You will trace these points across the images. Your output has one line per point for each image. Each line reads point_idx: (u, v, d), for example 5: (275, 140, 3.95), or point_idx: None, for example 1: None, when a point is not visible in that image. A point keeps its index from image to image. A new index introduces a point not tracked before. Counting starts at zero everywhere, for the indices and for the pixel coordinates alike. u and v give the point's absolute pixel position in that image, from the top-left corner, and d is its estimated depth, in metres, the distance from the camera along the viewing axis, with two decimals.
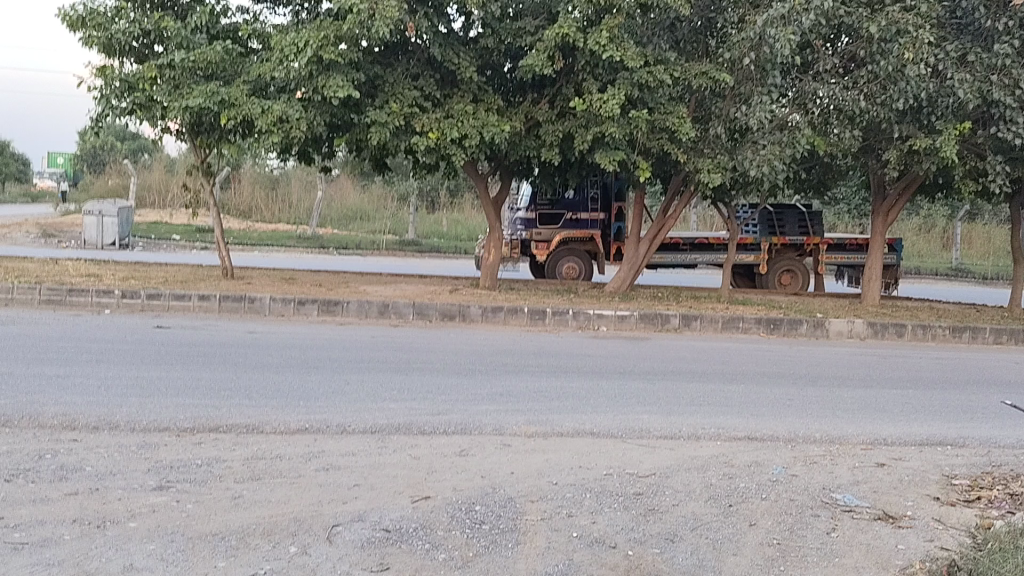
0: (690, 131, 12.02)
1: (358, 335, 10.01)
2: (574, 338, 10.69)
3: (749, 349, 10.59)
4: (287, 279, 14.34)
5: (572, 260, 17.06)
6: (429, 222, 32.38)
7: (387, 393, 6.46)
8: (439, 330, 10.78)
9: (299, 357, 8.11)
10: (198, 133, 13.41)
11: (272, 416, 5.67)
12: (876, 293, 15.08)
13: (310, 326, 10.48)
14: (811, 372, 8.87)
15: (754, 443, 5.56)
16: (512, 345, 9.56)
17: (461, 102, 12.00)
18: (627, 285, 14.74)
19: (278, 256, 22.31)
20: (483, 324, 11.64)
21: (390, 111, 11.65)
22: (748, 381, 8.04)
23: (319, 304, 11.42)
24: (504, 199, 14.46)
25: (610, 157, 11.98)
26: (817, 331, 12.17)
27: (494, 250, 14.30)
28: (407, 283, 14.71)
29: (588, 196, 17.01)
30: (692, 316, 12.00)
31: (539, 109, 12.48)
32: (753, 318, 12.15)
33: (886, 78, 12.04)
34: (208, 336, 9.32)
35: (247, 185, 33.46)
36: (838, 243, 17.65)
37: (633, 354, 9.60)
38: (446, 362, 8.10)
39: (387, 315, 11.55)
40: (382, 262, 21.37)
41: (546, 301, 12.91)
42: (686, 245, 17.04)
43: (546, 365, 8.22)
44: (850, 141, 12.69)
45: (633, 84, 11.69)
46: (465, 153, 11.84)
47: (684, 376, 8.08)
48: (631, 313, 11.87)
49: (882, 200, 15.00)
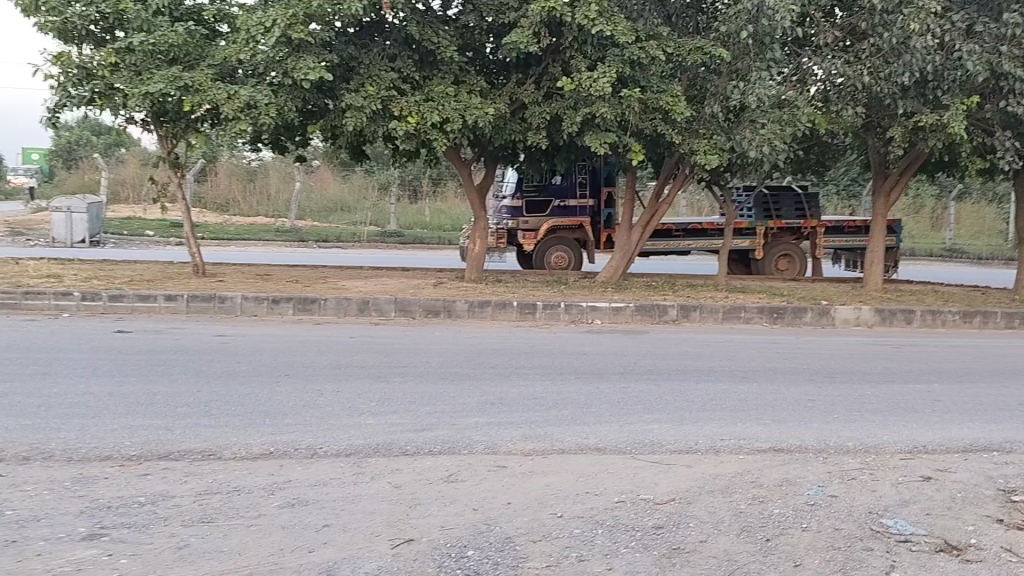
0: (685, 111, 11.34)
1: (336, 336, 9.30)
2: (567, 334, 10.03)
3: (755, 342, 9.96)
4: (262, 275, 13.60)
5: (561, 249, 16.39)
6: (411, 213, 31.59)
7: (365, 406, 5.76)
8: (424, 328, 10.09)
9: (269, 363, 7.40)
10: (163, 121, 12.62)
11: (233, 438, 4.95)
12: (879, 278, 14.50)
13: (285, 327, 9.77)
14: (825, 367, 8.26)
15: (782, 457, 4.91)
16: (503, 344, 8.87)
17: (442, 84, 11.27)
18: (620, 274, 14.09)
19: (254, 250, 21.48)
20: (470, 321, 10.95)
21: (366, 94, 10.90)
22: (761, 379, 7.41)
23: (294, 303, 10.70)
24: (489, 186, 13.75)
25: (601, 140, 11.30)
26: (821, 320, 11.57)
27: (480, 240, 13.58)
28: (389, 277, 14.00)
29: (575, 182, 16.33)
30: (691, 306, 11.36)
31: (525, 90, 11.77)
32: (755, 306, 11.52)
33: (891, 50, 11.41)
34: (173, 341, 8.59)
35: (224, 179, 32.44)
36: (836, 226, 17.07)
37: (633, 350, 8.95)
38: (431, 366, 7.41)
39: (367, 313, 10.84)
40: (365, 255, 20.60)
41: (537, 293, 12.24)
42: (679, 231, 16.42)
43: (541, 366, 7.55)
44: (852, 118, 12.04)
45: (624, 61, 11.01)
46: (447, 138, 11.11)
47: (691, 375, 7.43)
48: (627, 304, 11.21)
49: (883, 179, 14.39)
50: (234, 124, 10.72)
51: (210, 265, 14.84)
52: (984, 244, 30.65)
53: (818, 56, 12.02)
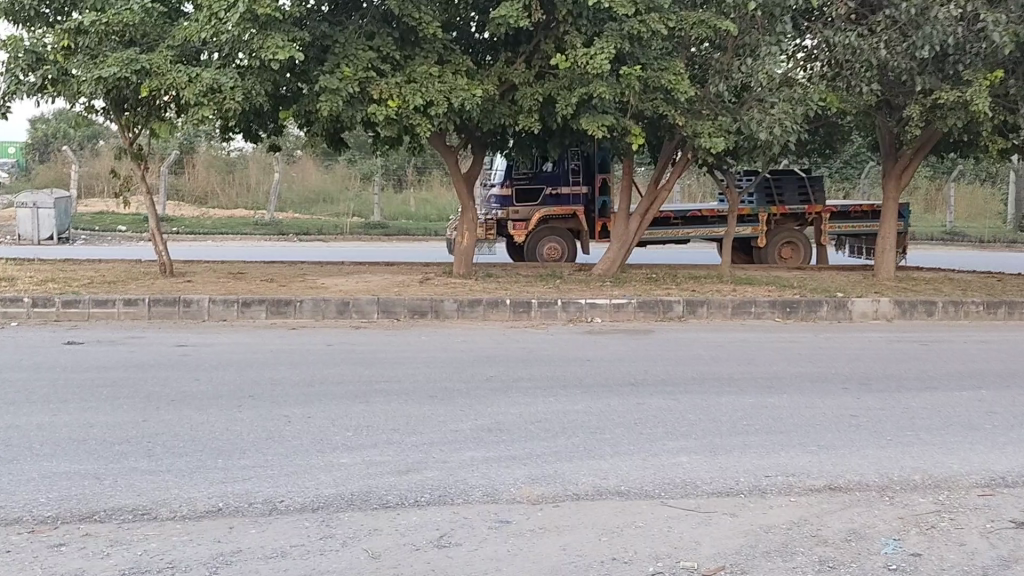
0: (689, 90, 10.46)
1: (312, 344, 8.40)
2: (566, 336, 9.18)
3: (771, 341, 9.13)
4: (235, 274, 12.68)
5: (554, 240, 15.54)
6: (395, 202, 30.61)
7: (338, 437, 4.89)
8: (411, 332, 9.21)
9: (232, 382, 6.49)
10: (123, 110, 11.64)
11: (175, 491, 4.06)
12: (891, 266, 13.76)
13: (256, 334, 8.88)
14: (855, 371, 7.42)
15: (841, 500, 4.06)
16: (497, 351, 8.00)
17: (425, 64, 10.36)
18: (619, 266, 13.26)
19: (231, 245, 20.47)
20: (459, 322, 10.07)
21: (342, 76, 9.97)
22: (788, 389, 6.56)
23: (267, 306, 9.80)
24: (477, 175, 12.87)
25: (598, 122, 10.42)
26: (838, 314, 10.75)
27: (469, 232, 12.68)
28: (371, 274, 13.08)
29: (568, 168, 15.48)
30: (698, 301, 10.52)
31: (515, 70, 10.87)
32: (766, 300, 10.70)
33: (909, 21, 10.58)
34: (127, 354, 7.68)
35: (202, 170, 31.30)
36: (841, 211, 16.26)
37: (640, 354, 8.10)
38: (416, 382, 6.53)
39: (347, 315, 9.94)
40: (347, 248, 19.64)
41: (532, 289, 11.36)
42: (677, 219, 15.58)
43: (541, 380, 6.69)
44: (868, 96, 11.19)
45: (623, 35, 10.12)
46: (431, 123, 10.21)
47: (710, 385, 6.59)
48: (629, 300, 10.36)
49: (893, 162, 13.55)
50: (196, 109, 9.75)
51: (180, 263, 13.90)
52: (982, 226, 29.96)
53: (830, 29, 11.16)
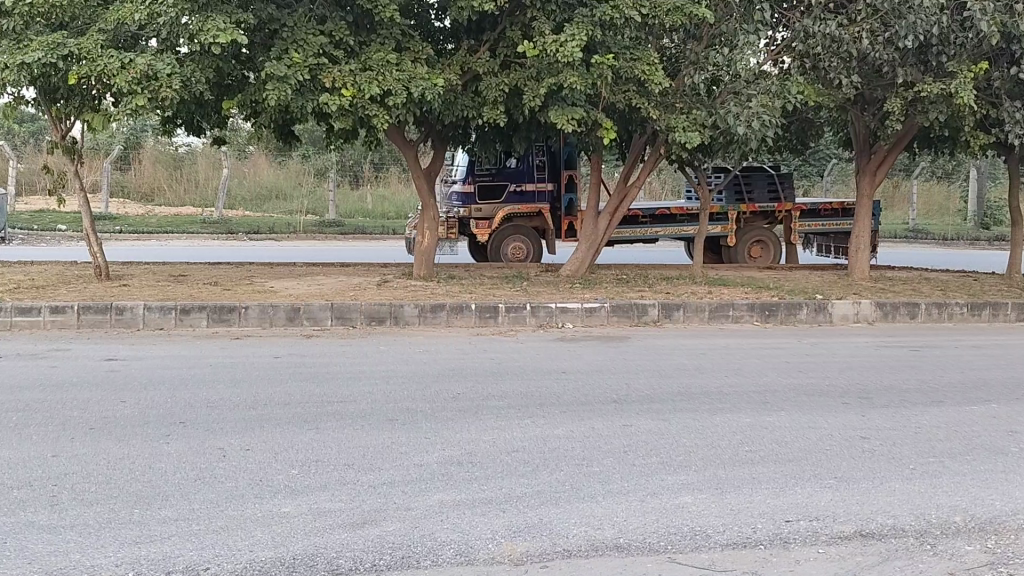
0: (664, 81, 9.84)
1: (257, 356, 7.62)
2: (536, 343, 8.52)
3: (753, 348, 8.56)
4: (177, 277, 11.83)
5: (519, 239, 14.89)
6: (351, 200, 29.73)
7: (283, 479, 4.16)
8: (367, 341, 8.46)
9: (161, 407, 5.71)
10: (52, 99, 10.69)
11: (76, 556, 3.31)
12: (865, 265, 13.30)
13: (195, 346, 8.09)
14: (851, 383, 6.86)
15: (879, 553, 3.45)
16: (461, 363, 7.30)
17: (381, 51, 9.60)
18: (587, 266, 12.67)
19: (177, 245, 19.48)
20: (420, 328, 9.36)
21: (291, 62, 9.18)
22: (784, 405, 5.96)
23: (208, 312, 8.99)
24: (438, 171, 12.14)
25: (568, 115, 9.77)
26: (819, 317, 10.24)
27: (429, 231, 11.95)
28: (324, 276, 12.29)
29: (532, 164, 14.83)
30: (674, 305, 9.92)
31: (478, 59, 10.17)
32: (745, 303, 10.14)
33: (892, 9, 10.11)
34: (47, 370, 6.84)
35: (148, 166, 30.11)
36: (812, 209, 15.81)
37: (617, 364, 7.46)
38: (373, 402, 5.82)
39: (298, 322, 9.16)
40: (299, 248, 18.78)
41: (497, 293, 10.68)
42: (645, 218, 14.99)
43: (512, 398, 6.01)
44: (848, 88, 10.68)
45: (594, 22, 9.46)
46: (388, 115, 9.48)
47: (700, 402, 5.96)
48: (601, 304, 9.73)
49: (867, 159, 13.12)
50: (130, 98, 8.88)
51: (118, 265, 12.97)
52: (942, 223, 29.98)
53: (809, 17, 10.63)
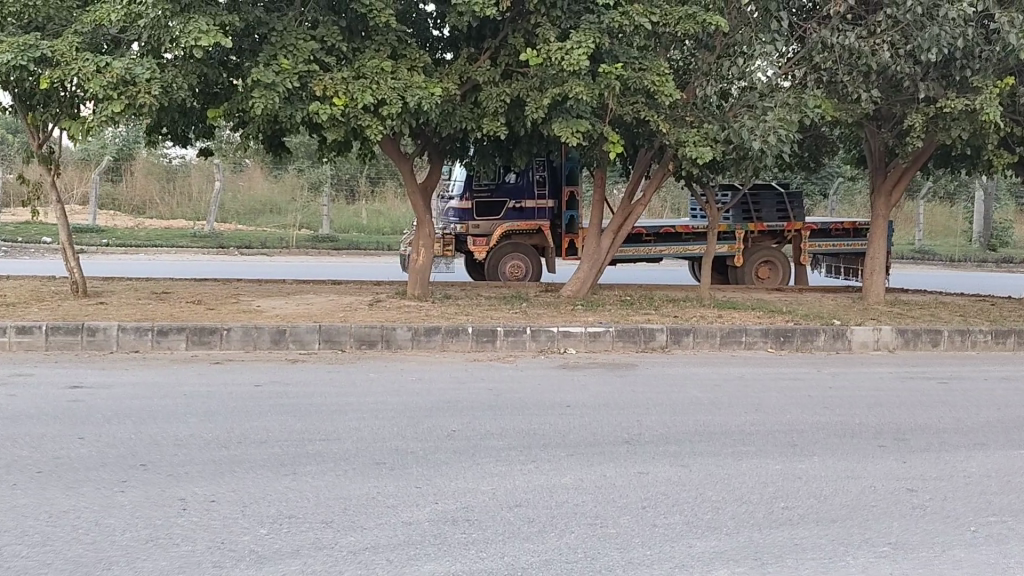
0: (674, 93, 9.30)
1: (237, 383, 7.04)
2: (538, 371, 7.94)
3: (771, 378, 7.99)
4: (159, 294, 11.24)
5: (518, 257, 14.33)
6: (346, 215, 29.21)
7: (248, 542, 3.58)
8: (356, 367, 7.88)
9: (121, 446, 5.11)
10: (28, 106, 10.14)
11: None
12: (881, 288, 12.76)
13: (171, 371, 7.50)
14: (883, 422, 6.29)
15: None
16: (457, 394, 6.72)
17: (376, 58, 9.06)
18: (589, 286, 12.11)
19: (166, 260, 18.88)
20: (414, 353, 8.77)
21: (280, 68, 8.63)
22: (815, 449, 5.38)
23: (187, 334, 8.40)
24: (435, 185, 11.58)
25: (572, 128, 9.24)
26: (836, 344, 9.67)
27: (424, 248, 11.38)
28: (315, 294, 11.71)
29: (533, 179, 14.29)
30: (684, 329, 9.35)
31: (478, 68, 9.64)
32: (758, 328, 9.57)
33: (914, 20, 9.61)
34: (5, 399, 6.25)
35: (140, 178, 29.53)
36: (821, 229, 15.30)
37: (626, 396, 6.88)
38: (360, 442, 5.24)
39: (283, 345, 8.57)
40: (292, 264, 18.19)
41: (495, 314, 10.11)
42: (650, 236, 14.45)
43: (514, 438, 5.42)
44: (867, 103, 10.17)
45: (602, 30, 8.94)
46: (383, 126, 8.93)
47: (721, 444, 5.38)
48: (607, 328, 9.16)
49: (882, 177, 12.62)
50: (106, 104, 8.33)
51: (98, 281, 12.38)
52: (948, 244, 29.51)
53: (826, 28, 10.14)
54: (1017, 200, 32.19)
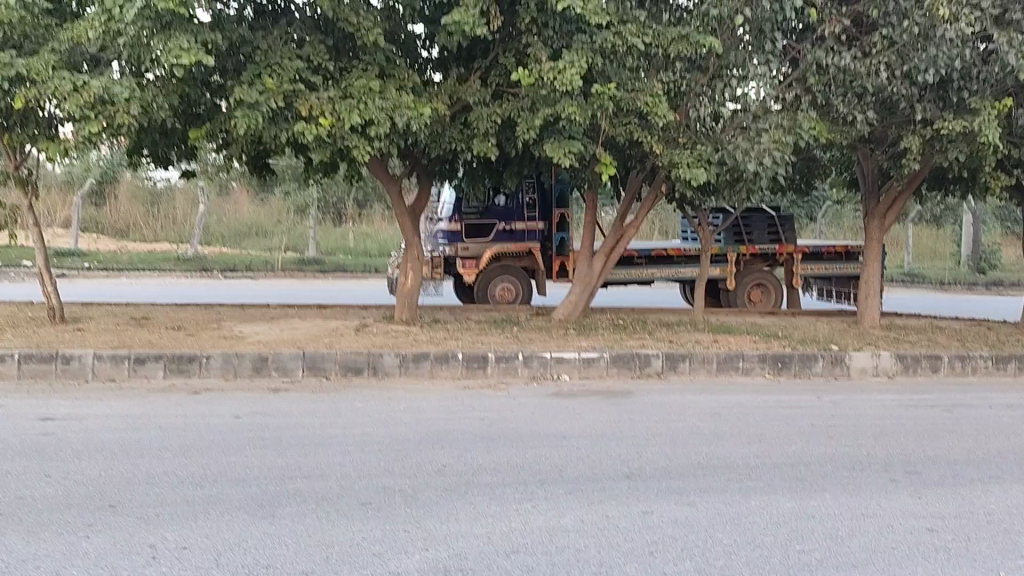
0: (669, 113, 9.10)
1: (216, 414, 6.73)
2: (531, 399, 7.66)
3: (771, 406, 7.73)
4: (139, 320, 10.91)
5: (508, 280, 14.09)
6: (333, 237, 28.93)
7: None
8: (342, 396, 7.58)
9: (88, 484, 4.79)
10: (4, 127, 9.85)
11: None
12: (876, 311, 12.62)
13: (147, 402, 7.18)
14: (892, 453, 6.04)
15: None
16: (448, 425, 6.43)
17: (363, 77, 8.82)
18: (581, 310, 11.87)
19: (148, 283, 18.53)
20: (402, 380, 8.47)
21: (263, 87, 8.37)
22: (825, 484, 5.13)
23: (166, 362, 8.08)
24: (423, 207, 11.33)
25: (564, 149, 9.03)
26: (835, 370, 9.44)
27: (412, 271, 11.12)
28: (299, 319, 11.41)
29: (523, 202, 14.09)
30: (679, 355, 9.10)
31: (468, 88, 9.43)
32: (755, 354, 9.33)
33: (911, 41, 9.51)
34: None
35: (124, 201, 29.20)
36: (814, 252, 15.15)
37: (625, 426, 6.62)
38: (344, 479, 4.95)
39: (266, 373, 8.27)
40: (276, 287, 17.87)
41: (486, 340, 9.83)
42: (641, 259, 14.24)
43: (509, 473, 5.15)
44: (863, 125, 10.02)
45: (595, 50, 8.73)
46: (370, 146, 8.69)
47: (727, 479, 5.11)
48: (600, 354, 8.90)
49: (876, 200, 12.48)
50: (83, 123, 8.09)
51: (77, 306, 12.03)
52: (937, 267, 29.47)
53: (821, 48, 10.00)
54: (1005, 222, 32.22)
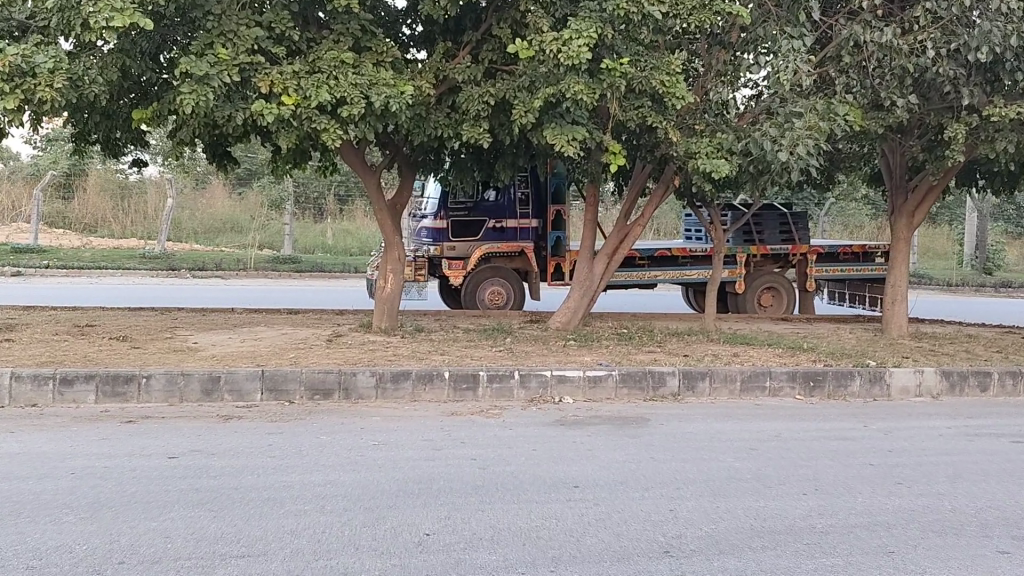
0: (688, 94, 7.92)
1: (147, 454, 5.47)
2: (528, 429, 6.45)
3: (814, 437, 6.57)
4: (81, 328, 9.61)
5: (497, 283, 12.88)
6: (312, 233, 27.60)
7: None
8: (306, 425, 6.33)
9: None
10: None
11: None
12: (903, 318, 11.52)
13: (67, 435, 5.91)
14: (984, 508, 4.87)
15: None
16: (433, 468, 5.21)
17: (334, 50, 7.61)
18: (580, 318, 10.69)
19: (108, 283, 17.17)
20: (378, 404, 7.24)
21: (215, 59, 7.15)
22: (922, 563, 3.96)
23: (98, 383, 6.83)
24: (405, 202, 10.10)
25: (566, 135, 7.85)
26: (873, 390, 8.29)
27: (392, 273, 9.88)
28: (265, 328, 10.14)
29: (514, 197, 12.92)
30: (698, 373, 7.91)
31: (456, 65, 8.23)
32: (784, 371, 8.16)
33: (959, 16, 8.44)
34: None
35: (92, 195, 27.78)
36: (828, 252, 14.05)
37: (649, 467, 5.41)
38: (293, 559, 3.73)
39: (217, 396, 7.01)
40: (248, 289, 16.56)
41: (476, 353, 8.61)
42: (643, 260, 13.10)
43: (513, 547, 3.94)
44: (902, 110, 8.89)
45: (604, 19, 7.56)
46: (342, 130, 7.47)
47: (797, 558, 3.93)
48: (608, 372, 7.70)
49: (903, 197, 11.37)
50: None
51: (15, 311, 10.71)
52: (940, 267, 28.44)
53: (856, 24, 8.88)
54: (1006, 223, 31.30)
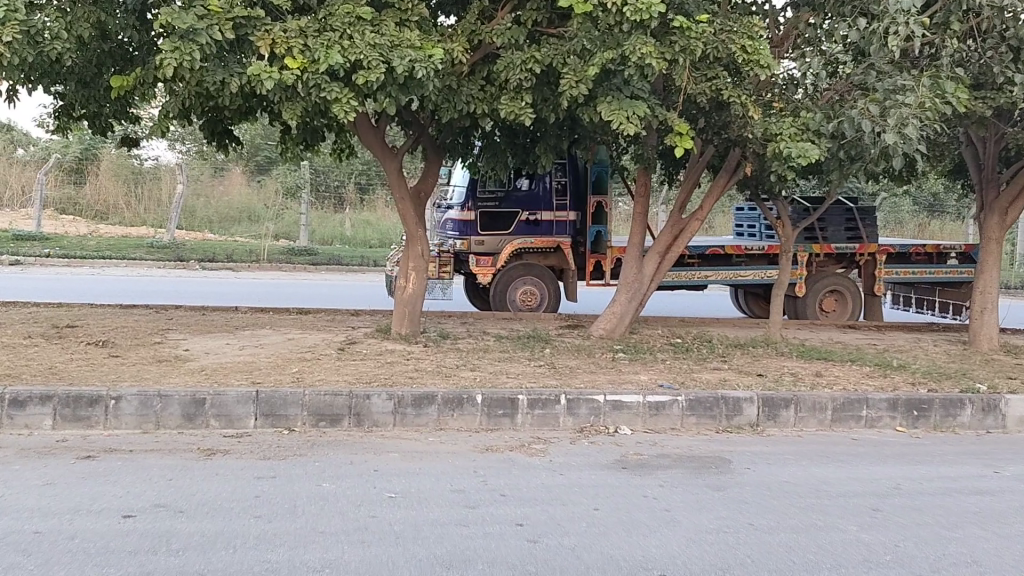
0: (774, 62, 6.55)
1: (98, 507, 4.24)
2: (582, 474, 5.14)
3: (941, 489, 5.21)
4: (60, 330, 8.42)
5: (530, 282, 11.58)
6: (329, 224, 26.36)
7: None
8: (307, 465, 5.08)
9: None
10: None
11: None
12: (993, 331, 10.02)
13: (3, 476, 4.68)
14: None
15: None
16: (469, 541, 3.91)
17: (348, 3, 6.33)
18: (626, 324, 9.34)
19: (112, 275, 16.03)
20: (396, 433, 5.97)
21: (205, 11, 5.88)
22: None
23: (56, 406, 5.61)
24: (429, 190, 8.79)
25: (625, 111, 6.52)
26: (988, 422, 6.89)
27: (415, 271, 8.59)
28: (269, 331, 8.90)
29: (549, 187, 11.62)
30: (781, 400, 6.57)
31: (495, 27, 6.93)
32: (881, 397, 6.80)
33: None
34: None
35: (104, 180, 26.69)
36: (900, 252, 12.68)
37: (752, 541, 4.09)
38: None
39: (202, 423, 5.77)
40: (257, 283, 15.35)
41: (511, 369, 7.31)
42: (693, 258, 11.77)
43: None
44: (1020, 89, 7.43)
45: None
46: (357, 100, 6.17)
47: None
48: (673, 398, 6.39)
49: (995, 192, 9.92)
50: None
51: None
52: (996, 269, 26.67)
53: None
54: None
